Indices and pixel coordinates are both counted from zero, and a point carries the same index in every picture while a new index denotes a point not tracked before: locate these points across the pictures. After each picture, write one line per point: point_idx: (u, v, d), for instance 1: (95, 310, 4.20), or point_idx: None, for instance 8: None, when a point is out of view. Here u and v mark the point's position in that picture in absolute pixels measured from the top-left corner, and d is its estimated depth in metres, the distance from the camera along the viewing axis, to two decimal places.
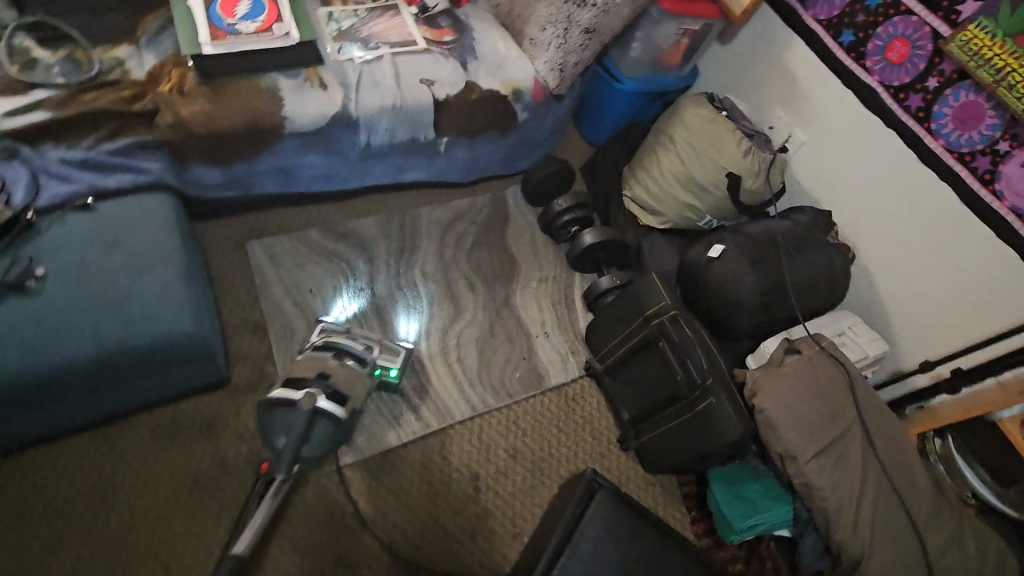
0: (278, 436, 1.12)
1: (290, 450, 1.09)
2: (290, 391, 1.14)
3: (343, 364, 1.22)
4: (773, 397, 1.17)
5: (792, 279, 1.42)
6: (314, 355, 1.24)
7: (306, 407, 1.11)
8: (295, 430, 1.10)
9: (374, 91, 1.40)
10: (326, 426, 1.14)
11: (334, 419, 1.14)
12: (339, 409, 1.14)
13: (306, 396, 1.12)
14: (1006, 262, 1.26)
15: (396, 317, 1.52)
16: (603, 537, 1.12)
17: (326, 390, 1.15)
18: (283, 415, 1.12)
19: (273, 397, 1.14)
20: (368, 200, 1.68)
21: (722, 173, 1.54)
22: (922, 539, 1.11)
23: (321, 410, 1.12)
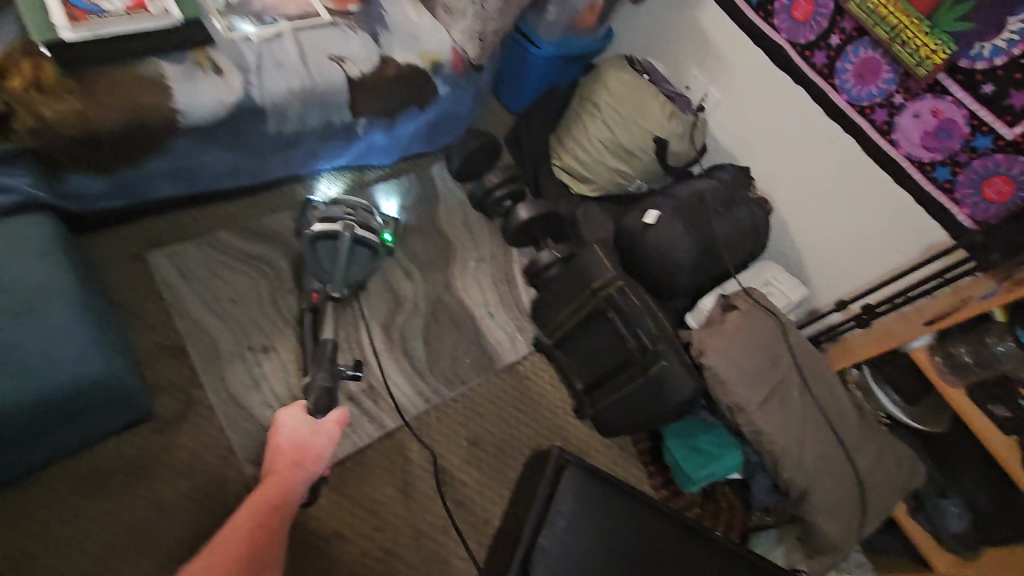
0: (325, 265, 1.35)
1: (341, 274, 1.34)
2: (327, 224, 1.35)
3: (360, 210, 1.39)
4: (717, 352, 1.24)
5: (721, 237, 1.48)
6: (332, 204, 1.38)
7: (349, 233, 1.34)
8: (342, 254, 1.34)
9: (278, 73, 1.25)
10: (365, 253, 1.38)
11: (371, 247, 1.38)
12: (374, 234, 1.38)
13: (346, 226, 1.34)
14: (902, 204, 1.38)
15: (375, 197, 1.62)
16: (576, 509, 1.16)
17: (358, 222, 1.37)
18: (329, 247, 1.35)
19: (315, 232, 1.34)
20: (282, 191, 1.55)
21: (649, 137, 1.56)
22: (853, 463, 1.22)
23: (362, 238, 1.36)
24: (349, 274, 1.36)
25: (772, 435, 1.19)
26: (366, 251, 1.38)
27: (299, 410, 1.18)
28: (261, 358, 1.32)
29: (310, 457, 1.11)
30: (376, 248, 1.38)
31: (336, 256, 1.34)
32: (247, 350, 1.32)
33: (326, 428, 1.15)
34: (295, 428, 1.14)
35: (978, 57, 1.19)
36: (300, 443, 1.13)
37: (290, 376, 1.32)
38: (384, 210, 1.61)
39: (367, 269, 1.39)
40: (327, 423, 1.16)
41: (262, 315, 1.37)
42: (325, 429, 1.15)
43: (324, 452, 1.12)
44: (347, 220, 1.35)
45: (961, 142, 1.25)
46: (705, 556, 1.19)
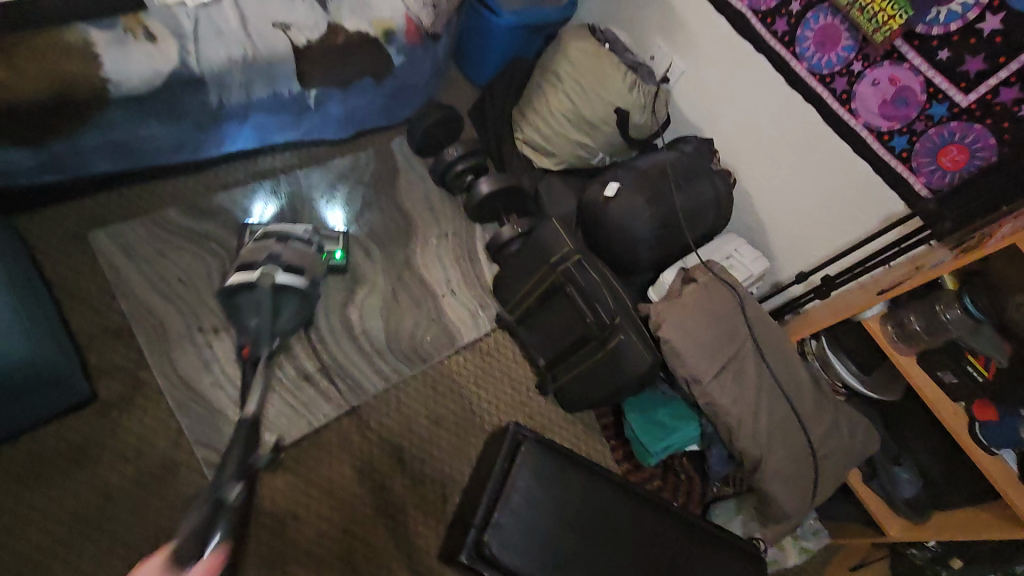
0: (249, 318, 1.22)
1: (264, 327, 1.20)
2: (244, 275, 1.25)
3: (291, 244, 1.31)
4: (674, 325, 1.22)
5: (682, 210, 1.46)
6: (258, 244, 1.30)
7: (267, 280, 1.22)
8: (264, 302, 1.22)
9: (217, 41, 1.19)
10: (293, 298, 1.25)
11: (296, 291, 1.25)
12: (296, 278, 1.25)
13: (263, 273, 1.23)
14: (860, 173, 1.37)
15: (319, 210, 1.52)
16: (532, 484, 1.15)
17: (281, 266, 1.26)
18: (250, 297, 1.23)
19: (234, 283, 1.25)
20: (233, 168, 1.49)
21: (610, 108, 1.52)
22: (807, 432, 1.23)
23: (285, 283, 1.24)
24: (275, 324, 1.21)
25: (727, 406, 1.19)
26: (291, 295, 1.24)
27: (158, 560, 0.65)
28: (211, 339, 1.29)
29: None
30: (303, 290, 1.26)
31: (256, 308, 1.21)
32: (197, 331, 1.29)
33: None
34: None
35: (934, 23, 1.16)
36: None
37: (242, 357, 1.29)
38: (330, 223, 1.51)
39: (297, 315, 1.26)
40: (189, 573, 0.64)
41: (212, 295, 1.33)
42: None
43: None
44: (266, 265, 1.24)
45: (918, 110, 1.24)
46: (661, 526, 1.20)
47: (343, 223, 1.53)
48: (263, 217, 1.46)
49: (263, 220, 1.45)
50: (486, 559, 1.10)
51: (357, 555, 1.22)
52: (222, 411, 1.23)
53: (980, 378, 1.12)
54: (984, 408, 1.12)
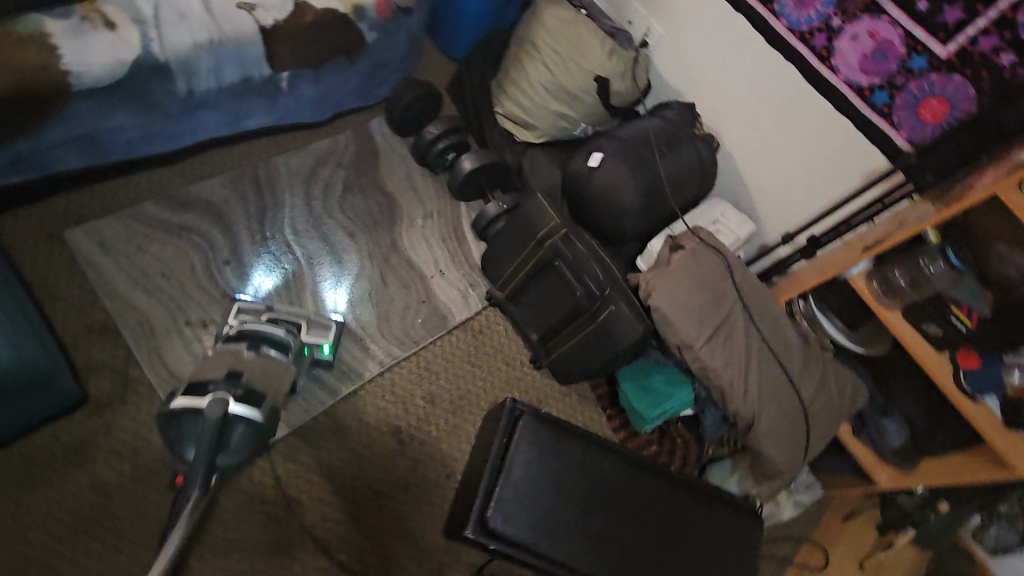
0: (188, 447, 0.93)
1: (200, 462, 0.90)
2: (193, 399, 0.96)
3: (263, 351, 1.10)
4: (664, 294, 1.23)
5: (667, 176, 1.46)
6: (224, 348, 1.09)
7: (216, 412, 0.91)
8: (205, 435, 0.90)
9: (181, 24, 1.14)
10: (240, 433, 0.95)
11: (251, 424, 0.96)
12: (255, 411, 0.96)
13: (213, 401, 0.92)
14: (841, 130, 1.37)
15: (320, 287, 1.42)
16: (532, 459, 1.17)
17: (235, 392, 0.96)
18: (193, 426, 0.94)
19: (176, 407, 0.94)
20: (208, 159, 1.46)
21: (590, 77, 1.50)
22: (798, 389, 1.26)
23: (234, 418, 0.94)
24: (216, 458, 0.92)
25: (718, 369, 1.21)
26: (245, 429, 0.95)
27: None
28: (199, 332, 1.28)
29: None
30: (258, 423, 0.97)
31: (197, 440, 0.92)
32: (185, 325, 1.27)
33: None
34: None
35: None
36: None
37: None
38: (329, 303, 1.41)
39: (244, 454, 0.97)
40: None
41: (198, 287, 1.32)
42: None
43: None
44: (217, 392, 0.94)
45: (898, 64, 1.23)
46: (658, 487, 1.23)
47: (341, 308, 1.42)
48: (259, 290, 1.36)
49: (258, 293, 1.36)
50: (490, 531, 1.11)
51: (363, 536, 1.24)
52: None
53: (963, 329, 1.13)
54: (968, 356, 1.15)
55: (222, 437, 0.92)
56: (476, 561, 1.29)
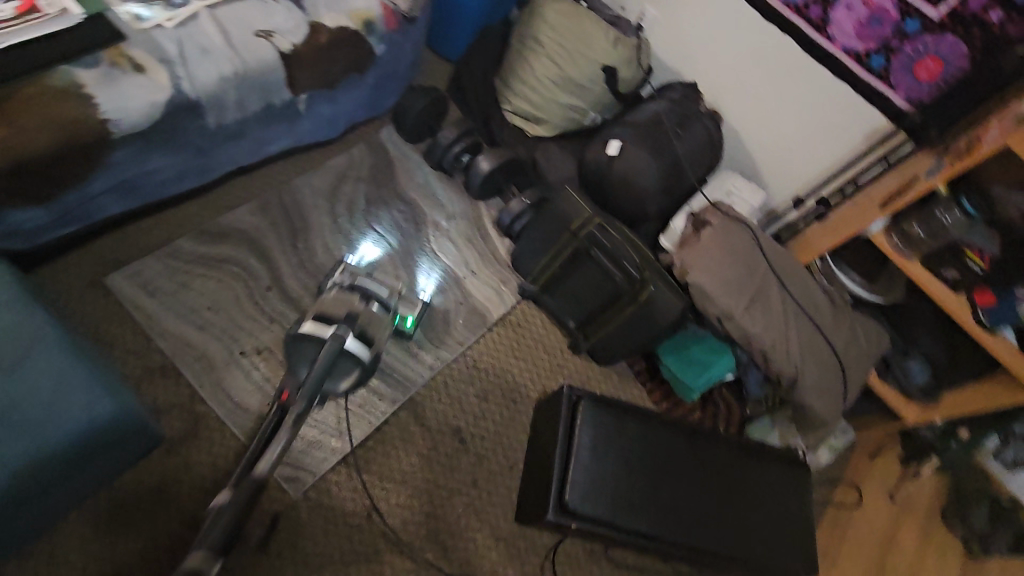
0: (301, 367, 1.16)
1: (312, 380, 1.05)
2: (321, 327, 1.18)
3: (371, 306, 1.24)
4: (703, 269, 1.30)
5: (682, 156, 1.51)
6: (339, 295, 1.24)
7: (335, 345, 1.11)
8: (323, 358, 1.08)
9: (206, 60, 1.14)
10: (350, 365, 1.18)
11: (357, 360, 1.18)
12: (365, 350, 1.19)
13: (336, 333, 1.13)
14: (843, 96, 1.44)
15: (416, 270, 1.53)
16: (596, 438, 1.24)
17: (354, 331, 1.18)
18: (312, 350, 1.16)
19: (304, 330, 1.18)
20: (233, 188, 1.47)
21: (596, 67, 1.54)
22: (832, 344, 1.34)
23: (348, 350, 1.16)
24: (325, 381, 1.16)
25: (760, 334, 1.28)
26: (349, 362, 1.18)
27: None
28: (256, 360, 1.31)
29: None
30: (363, 361, 1.19)
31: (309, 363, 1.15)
32: (240, 355, 1.30)
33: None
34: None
35: None
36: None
37: None
38: (420, 286, 1.51)
39: (348, 380, 1.20)
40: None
41: (246, 317, 1.34)
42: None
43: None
44: (342, 326, 1.15)
45: (891, 27, 1.31)
46: (715, 449, 1.31)
47: (428, 291, 1.51)
48: (363, 258, 1.49)
49: (364, 258, 1.49)
50: (571, 513, 1.18)
51: (441, 534, 1.29)
52: None
53: (979, 270, 1.24)
54: (984, 293, 1.24)
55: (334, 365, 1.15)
56: (549, 543, 1.36)
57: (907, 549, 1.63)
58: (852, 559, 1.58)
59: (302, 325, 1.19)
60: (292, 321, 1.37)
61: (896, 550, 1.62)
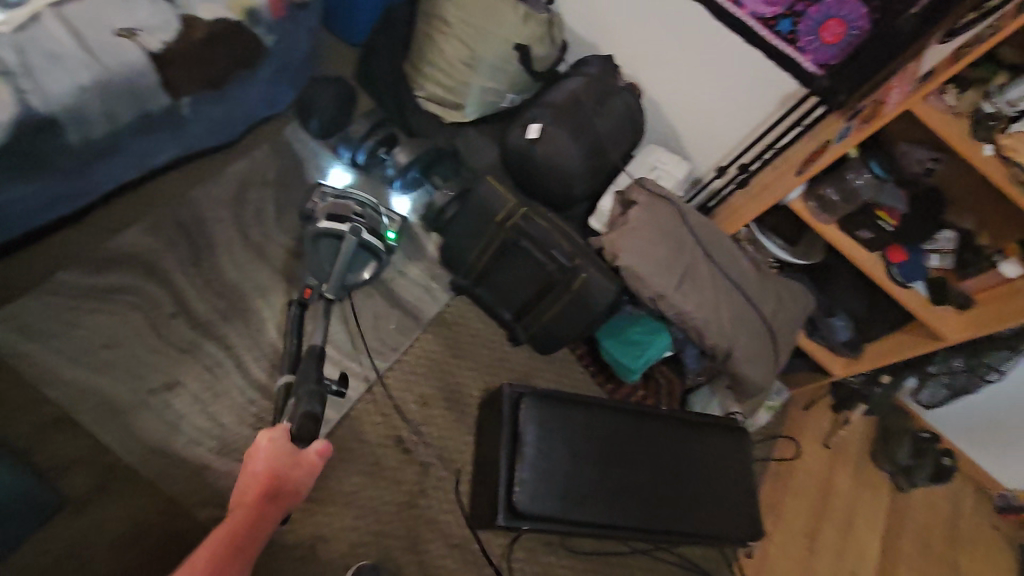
0: (324, 263, 1.32)
1: (337, 277, 1.29)
2: (335, 224, 1.31)
3: (368, 211, 1.35)
4: (631, 251, 1.28)
5: (603, 134, 1.48)
6: (340, 199, 1.34)
7: (354, 238, 1.30)
8: (343, 254, 1.29)
9: (58, 70, 0.99)
10: (368, 258, 1.36)
11: (374, 251, 1.35)
12: (380, 241, 1.35)
13: (352, 230, 1.30)
14: (756, 60, 1.43)
15: (388, 193, 1.57)
16: (541, 434, 1.22)
17: (366, 226, 1.33)
18: (331, 247, 1.31)
19: (322, 227, 1.31)
20: (120, 206, 1.32)
21: (508, 46, 1.46)
22: (762, 313, 1.36)
23: (365, 242, 1.33)
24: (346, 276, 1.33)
25: (693, 310, 1.29)
26: (366, 254, 1.35)
27: (283, 433, 1.04)
28: (168, 397, 1.20)
29: (293, 486, 1.00)
30: (379, 253, 1.36)
31: (329, 258, 1.31)
32: (147, 395, 1.19)
33: (305, 465, 1.02)
34: (277, 446, 1.02)
35: None
36: (279, 473, 1.00)
37: (208, 405, 1.22)
38: (396, 205, 1.57)
39: (368, 271, 1.37)
40: (308, 458, 1.04)
41: (150, 351, 1.22)
42: (304, 465, 1.03)
43: (302, 486, 1.02)
44: (357, 222, 1.31)
45: None
46: (659, 429, 1.32)
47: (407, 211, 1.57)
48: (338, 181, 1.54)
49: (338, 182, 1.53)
50: (521, 515, 1.16)
51: (392, 551, 1.25)
52: (207, 466, 1.17)
53: (888, 228, 1.28)
54: (895, 251, 1.30)
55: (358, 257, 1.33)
56: (505, 542, 1.35)
57: (842, 490, 1.74)
58: (794, 509, 1.67)
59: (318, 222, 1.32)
60: (204, 349, 1.26)
61: (833, 494, 1.72)
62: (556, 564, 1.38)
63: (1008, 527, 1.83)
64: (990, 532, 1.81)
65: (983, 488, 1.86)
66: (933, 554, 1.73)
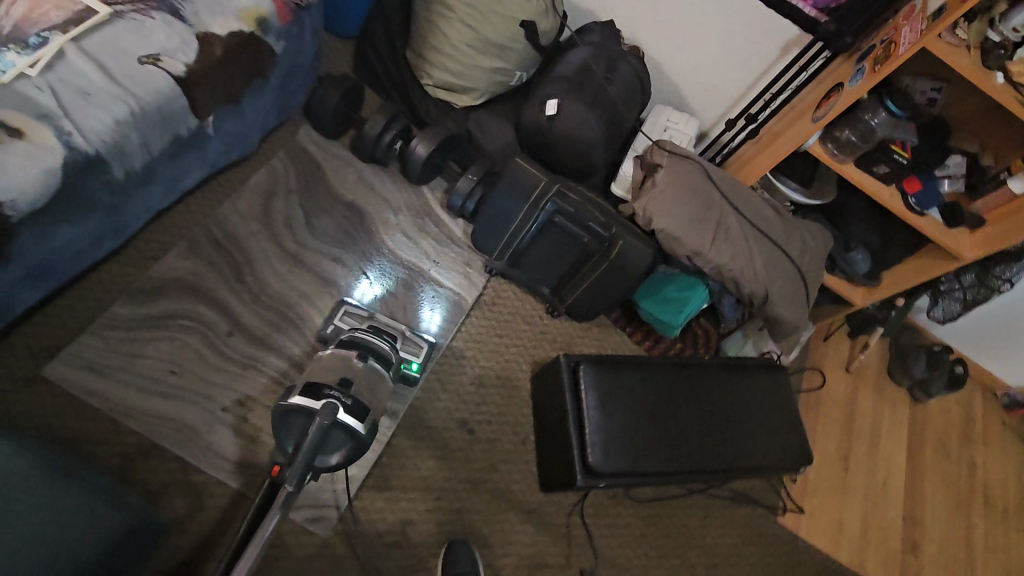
0: (289, 443, 0.99)
1: (303, 461, 0.94)
2: (309, 399, 1.00)
3: (369, 366, 1.14)
4: (665, 214, 1.33)
5: (617, 101, 1.50)
6: (337, 353, 1.13)
7: (326, 419, 0.97)
8: (311, 437, 0.95)
9: (92, 108, 0.98)
10: (342, 437, 1.02)
11: (351, 434, 1.01)
12: (361, 424, 1.01)
13: (328, 405, 0.98)
14: (755, 12, 1.45)
15: (419, 310, 1.46)
16: (602, 397, 1.28)
17: (347, 403, 1.01)
18: (300, 423, 0.99)
19: (293, 403, 0.99)
20: (152, 234, 1.32)
21: (514, 24, 1.45)
22: (792, 257, 1.42)
23: (341, 424, 0.99)
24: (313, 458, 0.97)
25: (729, 264, 1.35)
26: (341, 435, 1.02)
27: None
28: (241, 413, 1.24)
29: None
30: (359, 437, 1.01)
31: (294, 436, 0.99)
32: (221, 412, 1.22)
33: None
34: None
35: None
36: None
37: None
38: (425, 322, 1.46)
39: (337, 458, 1.03)
40: None
41: (216, 370, 1.25)
42: None
43: None
44: (332, 399, 0.99)
45: None
46: (707, 376, 1.40)
47: (435, 327, 1.46)
48: (364, 297, 1.43)
49: (364, 299, 1.42)
50: (597, 474, 1.23)
51: (475, 523, 1.33)
52: None
53: (903, 160, 1.34)
54: (911, 182, 1.38)
55: (322, 443, 0.97)
56: (576, 501, 1.43)
57: (868, 411, 1.85)
58: (828, 433, 1.78)
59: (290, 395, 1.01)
60: (266, 361, 1.29)
61: (860, 415, 1.84)
62: (623, 514, 1.47)
63: (1013, 421, 1.99)
64: (1000, 427, 1.97)
65: (990, 389, 2.00)
66: (952, 455, 1.87)
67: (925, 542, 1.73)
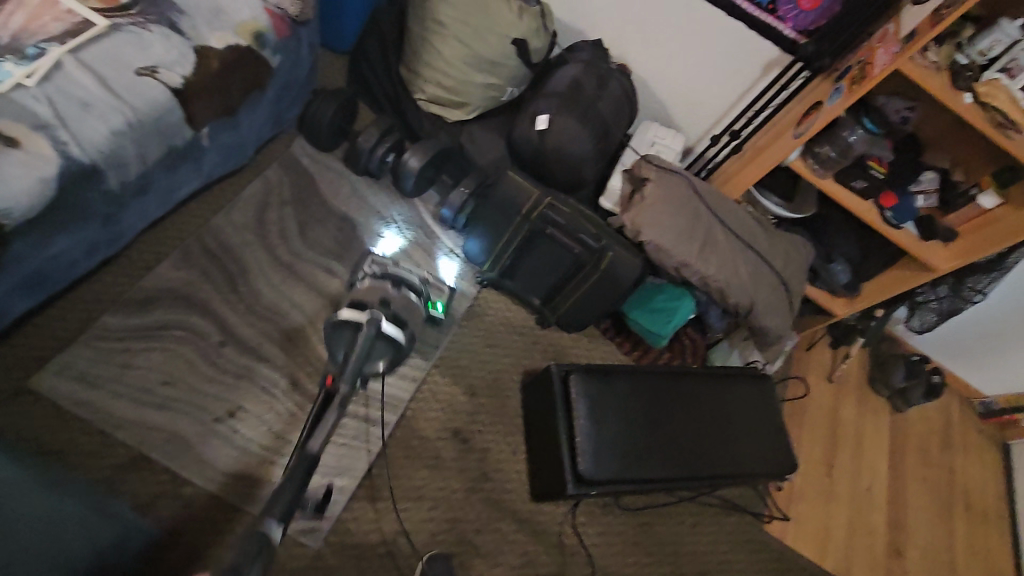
0: (338, 352, 1.08)
1: (353, 365, 1.03)
2: (357, 312, 1.13)
3: (404, 292, 1.23)
4: (653, 227, 1.36)
5: (606, 117, 1.54)
6: (375, 281, 1.23)
7: (372, 329, 1.08)
8: (360, 344, 1.06)
9: (89, 118, 0.99)
10: (387, 347, 1.13)
11: (392, 342, 1.13)
12: (399, 332, 1.14)
13: (374, 317, 1.10)
14: (735, 31, 1.51)
15: (437, 257, 1.57)
16: (593, 405, 1.30)
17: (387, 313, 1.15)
18: (344, 335, 1.10)
19: (343, 316, 1.11)
20: (145, 244, 1.32)
21: (506, 42, 1.49)
22: (775, 268, 1.46)
23: (385, 331, 1.11)
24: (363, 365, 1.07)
25: (716, 275, 1.38)
26: (386, 346, 1.13)
27: None
28: (233, 423, 1.23)
29: None
30: (399, 344, 1.15)
31: (344, 346, 1.07)
32: (212, 424, 1.21)
33: None
34: None
35: None
36: None
37: (273, 425, 1.25)
38: (444, 272, 1.56)
39: (382, 365, 1.14)
40: None
41: (207, 382, 1.24)
42: None
43: None
44: (375, 310, 1.11)
45: None
46: (694, 385, 1.43)
47: (455, 276, 1.57)
48: (386, 250, 1.52)
49: (386, 250, 1.52)
50: (589, 482, 1.25)
51: (467, 533, 1.33)
52: None
53: (878, 175, 1.42)
54: (887, 197, 1.43)
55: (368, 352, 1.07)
56: (568, 511, 1.44)
57: (850, 419, 1.90)
58: (813, 441, 1.82)
59: (337, 312, 1.14)
60: (258, 372, 1.28)
61: (843, 424, 1.88)
62: (615, 523, 1.48)
63: (990, 429, 2.04)
64: (978, 436, 2.02)
65: (967, 398, 2.06)
66: (933, 463, 1.91)
67: (908, 548, 1.76)
